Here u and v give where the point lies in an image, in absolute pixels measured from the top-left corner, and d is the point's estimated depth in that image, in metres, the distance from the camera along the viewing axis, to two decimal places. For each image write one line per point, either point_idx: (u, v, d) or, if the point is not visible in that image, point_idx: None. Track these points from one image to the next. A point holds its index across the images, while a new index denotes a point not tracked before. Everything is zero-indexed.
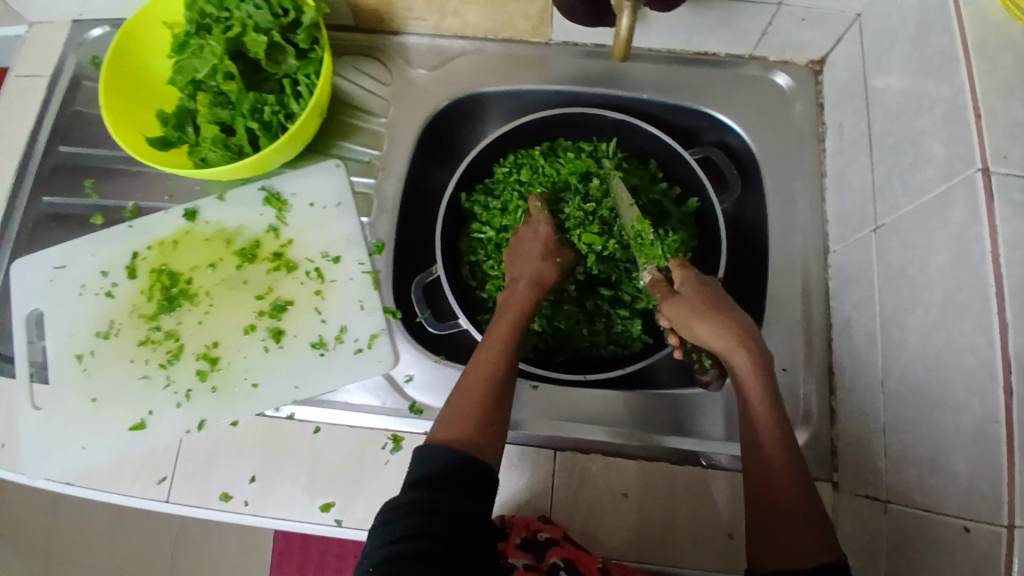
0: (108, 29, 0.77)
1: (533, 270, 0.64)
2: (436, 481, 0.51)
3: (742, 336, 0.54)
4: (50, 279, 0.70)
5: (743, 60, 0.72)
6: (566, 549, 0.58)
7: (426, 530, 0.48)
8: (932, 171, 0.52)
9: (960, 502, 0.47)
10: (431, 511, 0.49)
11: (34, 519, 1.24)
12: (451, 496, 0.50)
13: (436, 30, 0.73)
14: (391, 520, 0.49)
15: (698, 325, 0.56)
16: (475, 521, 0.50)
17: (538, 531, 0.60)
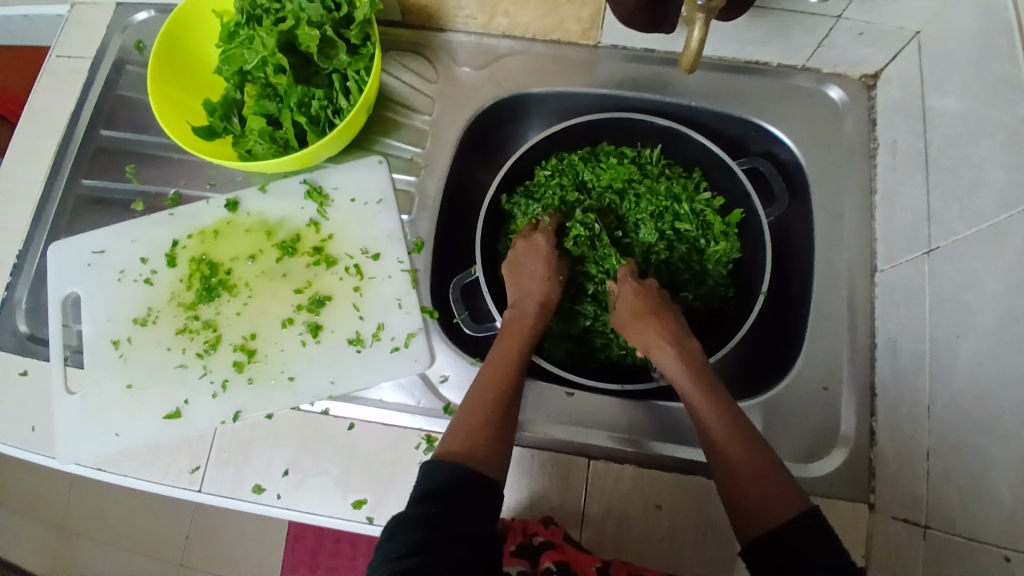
0: (154, 14, 0.77)
1: (539, 290, 0.66)
2: (441, 497, 0.51)
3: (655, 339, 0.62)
4: (89, 263, 0.70)
5: (794, 71, 0.71)
6: (561, 553, 0.58)
7: (429, 544, 0.46)
8: (991, 196, 0.51)
9: (1005, 533, 0.46)
10: (435, 525, 0.48)
11: (51, 489, 1.25)
12: (455, 512, 0.49)
13: (484, 29, 0.73)
14: (394, 534, 0.48)
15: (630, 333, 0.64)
16: (478, 539, 0.49)
17: (535, 534, 0.60)
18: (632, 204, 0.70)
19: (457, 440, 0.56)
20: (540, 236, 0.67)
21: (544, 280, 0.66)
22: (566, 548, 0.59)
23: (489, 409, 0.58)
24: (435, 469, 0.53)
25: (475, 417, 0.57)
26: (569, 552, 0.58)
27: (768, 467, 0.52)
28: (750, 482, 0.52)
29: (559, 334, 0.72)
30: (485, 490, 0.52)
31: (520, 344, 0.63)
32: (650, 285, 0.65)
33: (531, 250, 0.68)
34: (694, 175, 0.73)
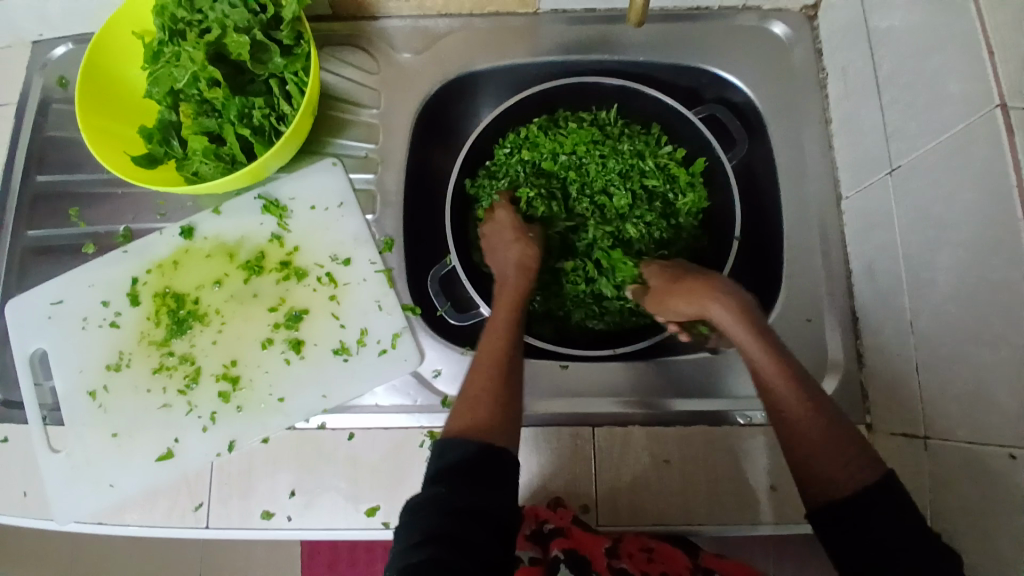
0: (72, 46, 0.73)
1: (514, 255, 0.64)
2: (455, 475, 0.50)
3: (705, 295, 0.59)
4: (48, 315, 0.67)
5: (737, 10, 0.71)
6: (570, 541, 0.61)
7: (440, 532, 0.46)
8: (950, 108, 0.52)
9: (1005, 432, 0.48)
10: (446, 509, 0.47)
11: None
12: (468, 491, 0.48)
13: (418, 10, 0.71)
14: (411, 520, 0.48)
15: (671, 300, 0.61)
16: (493, 516, 0.48)
17: (545, 522, 0.63)
18: (600, 168, 0.70)
19: (460, 417, 0.54)
20: (501, 210, 0.67)
21: (516, 243, 0.65)
22: (574, 532, 0.61)
23: (490, 381, 0.56)
24: (446, 449, 0.52)
25: (479, 394, 0.55)
26: (577, 534, 0.61)
27: (828, 425, 0.51)
28: (830, 445, 0.50)
29: (542, 315, 0.71)
30: (500, 461, 0.51)
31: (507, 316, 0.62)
32: (677, 262, 0.64)
33: (497, 226, 0.67)
34: (652, 131, 0.72)
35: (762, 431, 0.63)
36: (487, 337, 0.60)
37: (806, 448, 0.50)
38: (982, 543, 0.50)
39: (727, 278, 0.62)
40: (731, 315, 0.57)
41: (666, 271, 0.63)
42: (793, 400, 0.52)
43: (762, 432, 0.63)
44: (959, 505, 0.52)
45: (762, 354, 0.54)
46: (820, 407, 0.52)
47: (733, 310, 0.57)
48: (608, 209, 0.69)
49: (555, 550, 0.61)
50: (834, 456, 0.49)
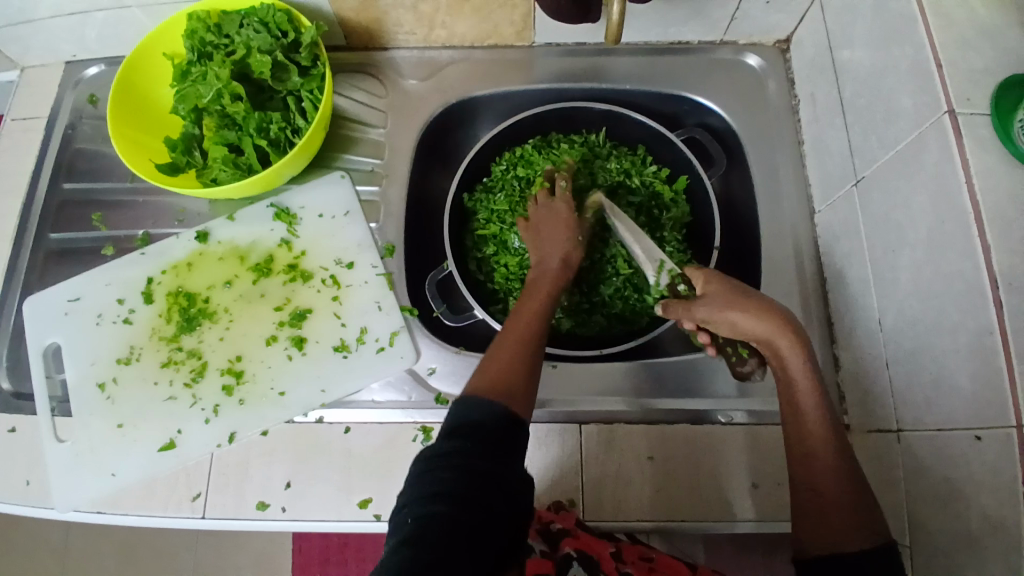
0: (105, 67, 0.81)
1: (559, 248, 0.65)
2: (476, 436, 0.48)
3: (783, 323, 0.54)
4: (65, 312, 0.71)
5: (715, 46, 0.78)
6: (578, 540, 0.61)
7: (460, 490, 0.45)
8: (905, 120, 0.57)
9: (967, 415, 0.50)
10: (468, 471, 0.46)
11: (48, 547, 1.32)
12: (488, 455, 0.47)
13: (424, 42, 0.78)
14: (426, 472, 0.47)
15: (735, 315, 0.56)
16: (512, 482, 0.47)
17: (551, 521, 0.63)
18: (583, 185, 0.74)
19: (492, 376, 0.54)
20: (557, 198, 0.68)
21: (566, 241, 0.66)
22: (581, 534, 0.62)
23: (523, 356, 0.56)
24: (472, 405, 0.50)
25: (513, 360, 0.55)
26: (585, 537, 0.62)
27: (861, 497, 0.51)
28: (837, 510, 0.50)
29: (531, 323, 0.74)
30: (521, 432, 0.50)
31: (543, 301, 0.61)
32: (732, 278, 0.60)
33: (552, 216, 0.67)
34: (638, 152, 0.78)
35: (744, 430, 0.64)
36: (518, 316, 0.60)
37: (827, 503, 0.51)
38: (951, 526, 0.51)
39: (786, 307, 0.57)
40: (799, 355, 0.54)
41: (727, 283, 0.59)
42: (828, 461, 0.52)
43: (744, 431, 0.64)
44: (930, 493, 0.54)
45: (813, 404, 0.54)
46: (854, 477, 0.52)
47: (802, 351, 0.54)
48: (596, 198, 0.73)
49: (567, 547, 0.61)
50: (829, 517, 0.50)
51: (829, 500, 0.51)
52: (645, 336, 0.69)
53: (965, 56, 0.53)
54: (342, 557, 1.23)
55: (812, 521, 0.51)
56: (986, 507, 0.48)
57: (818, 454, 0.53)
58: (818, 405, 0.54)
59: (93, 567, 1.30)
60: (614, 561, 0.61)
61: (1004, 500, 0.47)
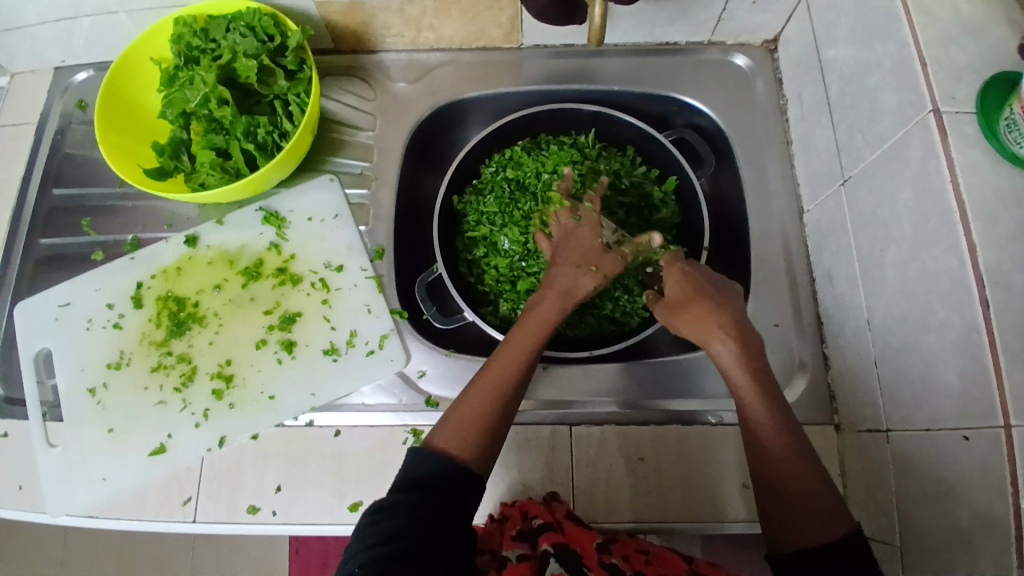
0: (93, 73, 0.81)
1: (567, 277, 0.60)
2: (425, 486, 0.50)
3: (721, 326, 0.55)
4: (55, 317, 0.71)
5: (702, 46, 0.78)
6: (561, 534, 0.56)
7: (408, 534, 0.46)
8: (890, 118, 0.57)
9: (955, 413, 0.50)
10: (415, 515, 0.47)
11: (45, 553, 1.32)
12: (437, 502, 0.48)
13: (412, 45, 0.78)
14: (373, 522, 0.47)
15: (679, 321, 0.58)
16: (459, 531, 0.49)
17: (535, 517, 0.58)
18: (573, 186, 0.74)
19: (456, 429, 0.53)
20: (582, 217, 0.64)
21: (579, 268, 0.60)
22: (566, 527, 0.57)
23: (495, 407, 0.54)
24: (426, 456, 0.51)
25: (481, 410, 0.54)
26: (569, 530, 0.57)
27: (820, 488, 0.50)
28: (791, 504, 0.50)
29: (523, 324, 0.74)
30: (473, 487, 0.51)
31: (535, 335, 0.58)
32: (699, 270, 0.61)
33: (574, 237, 0.63)
34: (628, 153, 0.78)
35: (734, 430, 0.64)
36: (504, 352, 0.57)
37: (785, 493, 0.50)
38: (940, 524, 0.51)
39: (741, 309, 0.58)
40: (734, 357, 0.55)
41: (687, 283, 0.59)
42: (796, 462, 0.51)
43: (734, 431, 0.64)
44: (919, 491, 0.54)
45: (767, 425, 0.52)
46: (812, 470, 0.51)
47: (736, 353, 0.55)
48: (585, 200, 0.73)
49: (545, 543, 0.56)
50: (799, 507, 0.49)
51: (794, 497, 0.50)
52: (637, 337, 0.69)
53: (949, 54, 0.54)
54: (340, 556, 1.22)
55: (799, 518, 0.49)
56: (974, 504, 0.48)
57: (778, 463, 0.51)
58: (772, 420, 0.52)
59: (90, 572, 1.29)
60: (598, 553, 0.56)
61: (992, 497, 0.47)
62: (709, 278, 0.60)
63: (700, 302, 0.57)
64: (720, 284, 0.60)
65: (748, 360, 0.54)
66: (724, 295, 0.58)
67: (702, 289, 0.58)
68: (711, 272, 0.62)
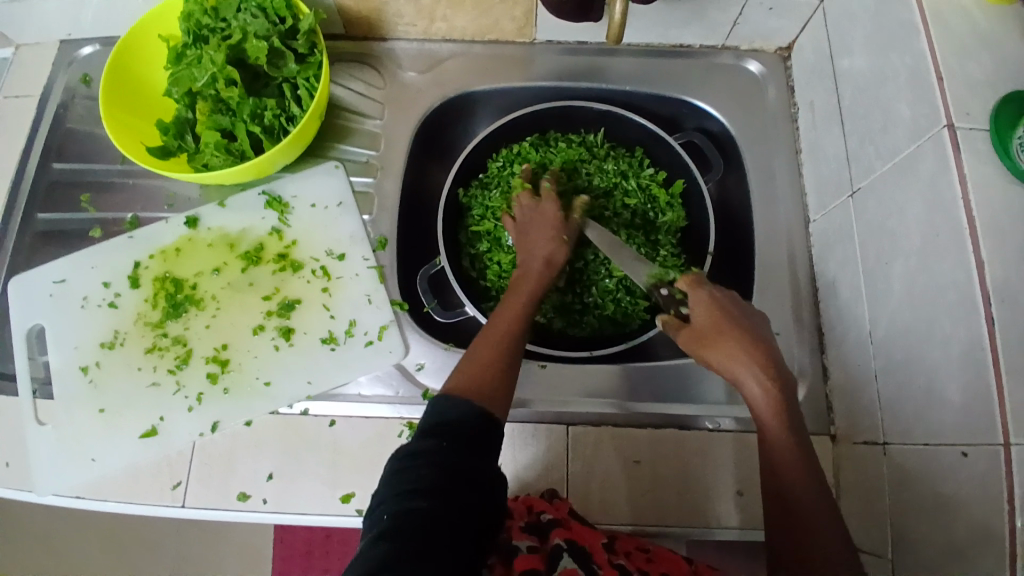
0: (99, 47, 0.79)
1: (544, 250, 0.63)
2: (451, 434, 0.48)
3: (755, 362, 0.54)
4: (50, 293, 0.70)
5: (716, 50, 0.78)
6: (569, 530, 0.55)
7: (437, 487, 0.45)
8: (902, 131, 0.57)
9: (955, 429, 0.50)
10: (444, 465, 0.46)
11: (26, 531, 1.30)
12: (464, 453, 0.47)
13: (424, 35, 0.77)
14: (403, 469, 0.46)
15: (708, 352, 0.56)
16: (486, 482, 0.47)
17: (541, 513, 0.57)
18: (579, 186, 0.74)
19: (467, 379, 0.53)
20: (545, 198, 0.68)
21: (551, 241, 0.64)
22: (573, 525, 0.55)
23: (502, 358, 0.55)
24: (448, 403, 0.50)
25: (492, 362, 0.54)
26: (576, 527, 0.55)
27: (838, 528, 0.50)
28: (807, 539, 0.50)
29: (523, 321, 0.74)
30: (493, 433, 0.50)
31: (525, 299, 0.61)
32: (723, 295, 0.59)
33: (540, 217, 0.67)
34: (635, 154, 0.78)
35: (731, 437, 0.64)
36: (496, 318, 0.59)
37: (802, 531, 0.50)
38: (935, 539, 0.51)
39: (770, 341, 0.56)
40: (766, 394, 0.53)
41: (715, 309, 0.58)
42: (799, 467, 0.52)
43: (731, 438, 0.64)
44: (915, 506, 0.54)
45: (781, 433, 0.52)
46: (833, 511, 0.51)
47: (768, 390, 0.53)
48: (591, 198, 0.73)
49: (555, 537, 0.53)
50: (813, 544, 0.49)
51: (808, 521, 0.50)
52: (637, 339, 0.69)
53: (966, 69, 0.53)
54: (326, 550, 1.26)
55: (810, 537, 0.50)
56: (970, 522, 0.48)
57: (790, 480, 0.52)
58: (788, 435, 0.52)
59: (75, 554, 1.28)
60: (606, 552, 0.53)
61: (990, 516, 0.47)
62: (739, 306, 0.58)
63: (727, 332, 0.56)
64: (748, 313, 0.58)
65: (780, 397, 0.53)
66: (752, 324, 0.57)
67: (733, 318, 0.57)
68: (734, 296, 0.60)
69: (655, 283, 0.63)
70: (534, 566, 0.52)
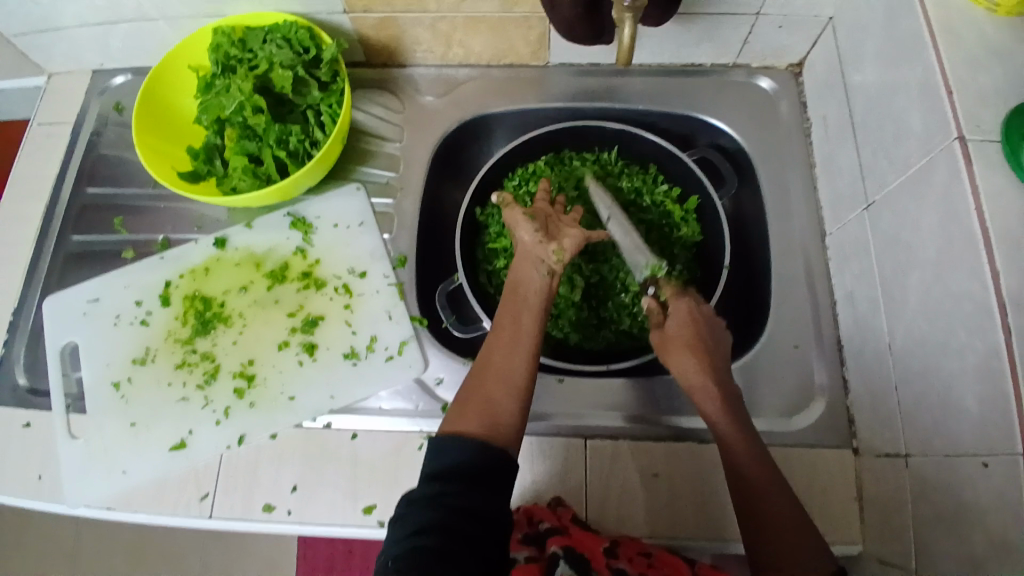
0: (130, 77, 0.84)
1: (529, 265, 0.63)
2: (454, 475, 0.49)
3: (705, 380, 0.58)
4: (84, 312, 0.73)
5: (727, 68, 0.80)
6: (568, 537, 0.55)
7: (440, 524, 0.45)
8: (914, 144, 0.58)
9: (975, 437, 0.49)
10: (445, 505, 0.46)
11: (54, 543, 1.34)
12: (466, 490, 0.48)
13: (442, 61, 0.80)
14: (407, 515, 0.47)
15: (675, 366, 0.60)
16: (492, 517, 0.47)
17: (541, 522, 0.58)
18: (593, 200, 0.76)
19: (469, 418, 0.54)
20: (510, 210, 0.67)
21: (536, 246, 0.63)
22: (573, 532, 0.56)
23: (492, 388, 0.55)
24: (445, 445, 0.51)
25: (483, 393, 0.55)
26: (576, 534, 0.56)
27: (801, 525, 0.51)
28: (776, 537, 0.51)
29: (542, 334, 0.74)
30: (498, 465, 0.50)
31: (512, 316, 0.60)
32: (700, 316, 0.62)
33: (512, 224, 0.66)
34: (649, 171, 0.79)
35: None
36: (494, 343, 0.59)
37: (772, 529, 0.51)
38: (957, 551, 0.51)
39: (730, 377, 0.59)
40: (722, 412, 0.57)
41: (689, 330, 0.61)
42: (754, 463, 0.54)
43: None
44: (937, 516, 0.53)
45: (727, 424, 0.56)
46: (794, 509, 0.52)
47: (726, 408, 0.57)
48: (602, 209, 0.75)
49: (552, 544, 0.54)
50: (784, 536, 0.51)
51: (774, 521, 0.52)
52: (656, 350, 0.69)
53: (975, 81, 0.54)
54: (346, 565, 1.23)
55: (779, 539, 0.50)
56: (990, 532, 0.48)
57: (753, 478, 0.53)
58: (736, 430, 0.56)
59: (100, 567, 1.31)
60: (606, 557, 0.53)
61: (1010, 524, 0.46)
62: (712, 324, 0.62)
63: (688, 345, 0.60)
64: (718, 332, 0.62)
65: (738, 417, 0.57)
66: (717, 346, 0.61)
67: (698, 333, 0.61)
68: (711, 314, 0.63)
69: (650, 278, 0.66)
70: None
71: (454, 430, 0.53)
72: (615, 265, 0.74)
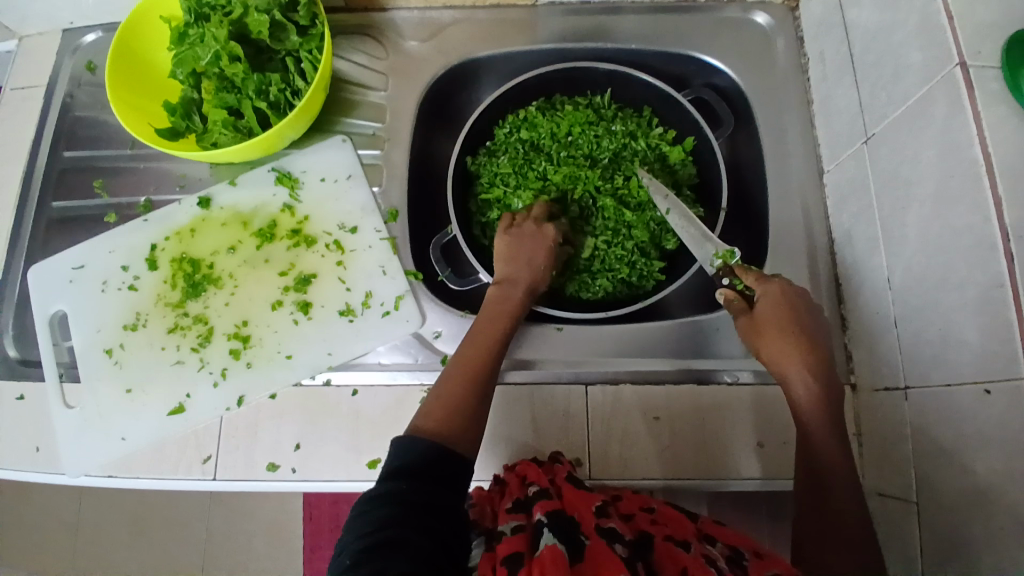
0: (102, 34, 0.80)
1: (529, 274, 0.65)
2: (412, 474, 0.48)
3: (801, 363, 0.58)
4: (70, 279, 0.71)
5: (721, 3, 0.77)
6: (557, 502, 0.53)
7: (400, 520, 0.44)
8: (915, 76, 0.56)
9: (976, 368, 0.49)
10: (407, 501, 0.45)
11: (59, 515, 1.35)
12: (424, 488, 0.47)
13: (424, 3, 0.76)
14: (364, 513, 0.45)
15: (766, 348, 0.60)
16: (451, 511, 0.47)
17: (530, 486, 0.55)
18: (586, 145, 0.73)
19: (436, 415, 0.54)
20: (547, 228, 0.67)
21: (539, 267, 0.66)
22: (564, 496, 0.54)
23: (471, 390, 0.56)
24: (409, 446, 0.50)
25: (461, 398, 0.55)
26: (566, 497, 0.54)
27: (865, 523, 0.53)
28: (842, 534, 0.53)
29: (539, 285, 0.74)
30: (456, 469, 0.50)
31: (505, 326, 0.62)
32: (794, 298, 0.61)
33: (538, 237, 0.67)
34: (644, 113, 0.78)
35: (750, 388, 0.64)
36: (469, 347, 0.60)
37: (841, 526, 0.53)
38: (958, 480, 0.51)
39: (826, 363, 0.59)
40: (812, 400, 0.57)
41: (784, 314, 0.60)
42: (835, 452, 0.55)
43: (750, 389, 0.64)
44: (937, 447, 0.54)
45: (823, 428, 0.56)
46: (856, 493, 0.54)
47: (814, 395, 0.57)
48: (596, 154, 0.73)
49: (539, 513, 0.51)
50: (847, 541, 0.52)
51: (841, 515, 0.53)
52: (652, 299, 0.68)
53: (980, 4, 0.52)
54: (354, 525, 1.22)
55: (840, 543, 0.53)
56: (993, 460, 0.48)
57: (833, 471, 0.55)
58: (825, 425, 0.57)
59: (105, 537, 1.32)
60: (597, 518, 0.52)
61: (1011, 452, 0.46)
62: (805, 304, 0.61)
63: (785, 331, 0.59)
64: (812, 313, 0.61)
65: (825, 403, 0.57)
66: (808, 329, 0.60)
67: (796, 318, 0.60)
68: (802, 291, 0.62)
69: (725, 269, 0.67)
70: (517, 549, 0.47)
71: (426, 432, 0.52)
72: (604, 209, 0.71)
